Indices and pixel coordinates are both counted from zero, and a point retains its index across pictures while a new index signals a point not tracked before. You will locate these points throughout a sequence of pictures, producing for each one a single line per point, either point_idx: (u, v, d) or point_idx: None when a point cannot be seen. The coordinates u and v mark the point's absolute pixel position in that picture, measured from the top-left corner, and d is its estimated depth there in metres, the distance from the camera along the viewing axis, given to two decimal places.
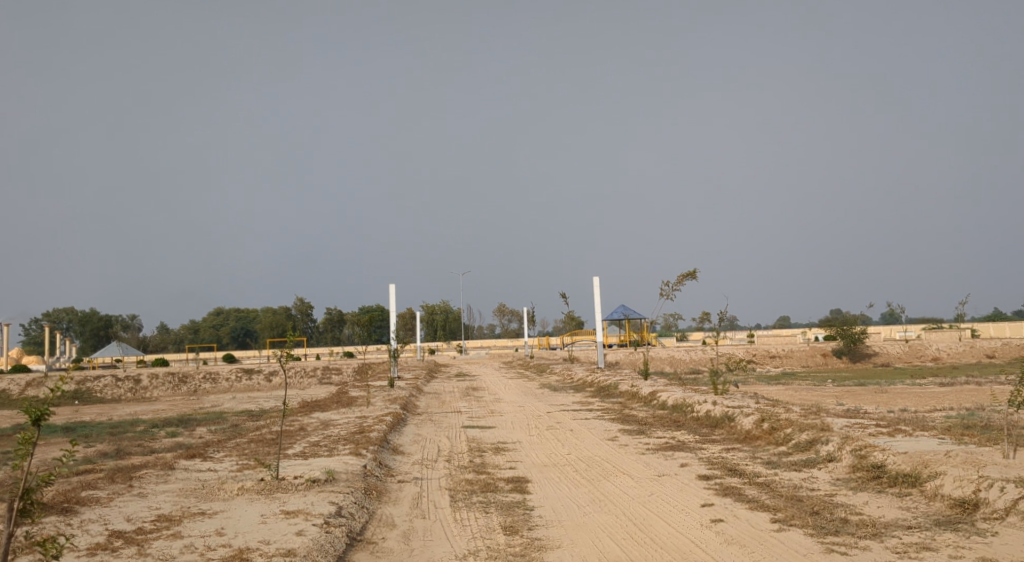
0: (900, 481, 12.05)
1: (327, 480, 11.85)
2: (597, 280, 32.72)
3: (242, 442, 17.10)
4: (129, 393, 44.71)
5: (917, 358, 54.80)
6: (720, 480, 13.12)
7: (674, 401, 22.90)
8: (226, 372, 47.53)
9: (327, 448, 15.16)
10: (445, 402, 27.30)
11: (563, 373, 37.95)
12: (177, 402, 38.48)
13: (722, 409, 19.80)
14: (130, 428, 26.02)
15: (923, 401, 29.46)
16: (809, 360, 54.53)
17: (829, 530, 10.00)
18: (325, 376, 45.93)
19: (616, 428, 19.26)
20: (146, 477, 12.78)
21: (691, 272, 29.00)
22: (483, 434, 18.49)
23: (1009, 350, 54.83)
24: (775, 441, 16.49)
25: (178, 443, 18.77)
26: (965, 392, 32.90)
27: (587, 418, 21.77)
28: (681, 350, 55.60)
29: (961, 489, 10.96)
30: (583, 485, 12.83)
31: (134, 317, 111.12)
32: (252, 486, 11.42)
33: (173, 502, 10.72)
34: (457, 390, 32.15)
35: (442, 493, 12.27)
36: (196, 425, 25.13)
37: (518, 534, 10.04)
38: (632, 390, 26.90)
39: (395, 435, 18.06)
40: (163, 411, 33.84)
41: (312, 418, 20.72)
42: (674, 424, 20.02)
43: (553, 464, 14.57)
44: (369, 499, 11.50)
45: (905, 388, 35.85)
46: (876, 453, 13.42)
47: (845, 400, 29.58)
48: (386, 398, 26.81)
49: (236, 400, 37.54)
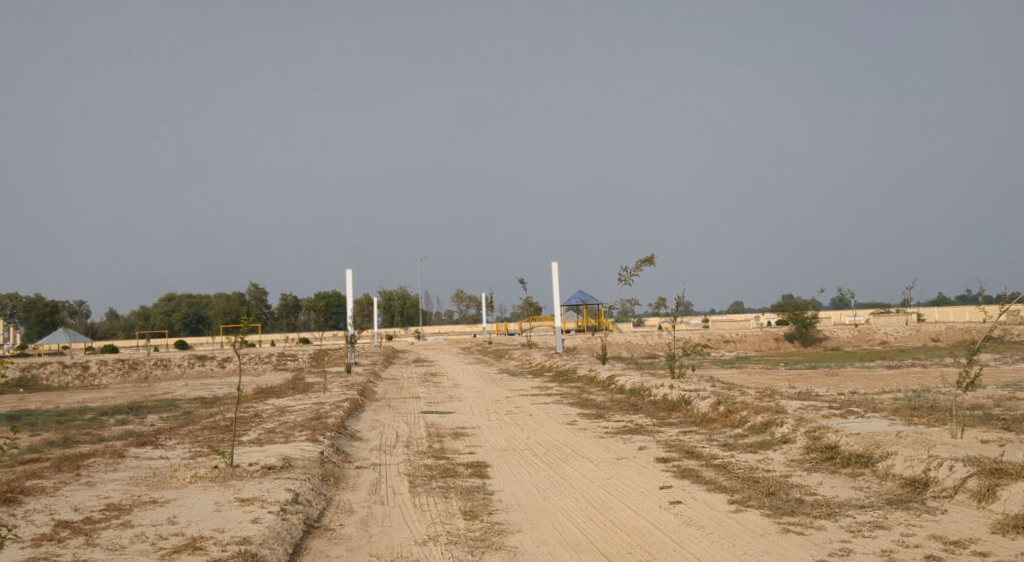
0: (853, 462, 12.23)
1: (284, 466, 11.71)
2: (555, 265, 32.80)
3: (195, 429, 16.84)
4: (78, 379, 43.95)
5: (866, 342, 55.85)
6: (678, 463, 13.21)
7: (631, 385, 23.05)
8: (178, 358, 46.92)
9: (283, 434, 15.00)
10: (402, 388, 27.22)
11: (521, 358, 38.01)
12: (127, 390, 37.91)
13: (679, 393, 19.98)
14: (79, 416, 25.55)
15: (873, 384, 30.06)
16: (762, 345, 55.29)
17: (785, 510, 10.11)
18: (280, 362, 45.52)
19: (574, 412, 19.32)
20: (94, 466, 12.51)
21: (648, 258, 29.14)
22: (441, 420, 18.43)
23: (954, 333, 56.06)
24: (731, 424, 16.66)
25: (129, 430, 18.45)
26: (912, 375, 33.62)
27: (545, 402, 21.83)
28: (637, 335, 56.02)
29: (912, 469, 11.16)
30: (543, 469, 12.83)
31: (82, 303, 108.93)
32: (206, 473, 11.24)
33: (123, 491, 10.50)
34: (415, 376, 32.08)
35: (400, 478, 12.18)
36: (148, 413, 24.75)
37: (478, 519, 10.00)
38: (590, 375, 27.04)
39: (352, 421, 17.92)
40: (113, 399, 33.26)
41: (267, 404, 20.52)
42: (631, 407, 20.17)
43: (512, 449, 14.57)
44: (327, 485, 11.38)
45: (855, 371, 36.49)
46: (830, 434, 13.61)
47: (798, 384, 30.07)
48: (342, 384, 26.64)
49: (189, 387, 37.06)
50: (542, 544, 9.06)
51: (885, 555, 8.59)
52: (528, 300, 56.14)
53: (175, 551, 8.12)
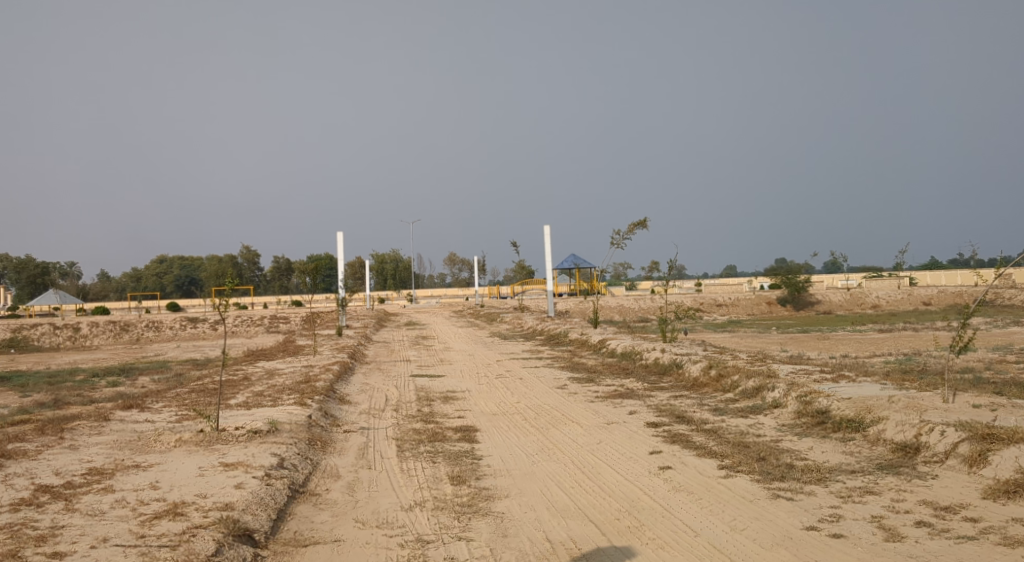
0: (844, 426, 12.15)
1: (270, 430, 11.58)
2: (547, 228, 32.60)
3: (182, 392, 16.66)
4: (68, 341, 43.76)
5: (858, 306, 55.88)
6: (668, 427, 13.13)
7: (623, 349, 22.95)
8: (170, 320, 46.72)
9: (271, 398, 14.88)
10: (393, 351, 27.15)
11: (513, 322, 37.94)
12: (119, 352, 37.76)
13: (671, 356, 19.89)
14: (69, 377, 25.41)
15: (864, 347, 30.09)
16: (754, 308, 55.27)
17: (775, 476, 10.02)
18: (272, 325, 45.37)
19: (565, 376, 19.23)
20: (78, 429, 12.35)
21: (642, 221, 28.91)
22: (431, 383, 18.35)
23: (946, 297, 56.08)
24: (723, 388, 16.59)
25: (118, 392, 18.32)
26: (904, 338, 33.65)
27: (536, 366, 21.76)
28: (630, 299, 56.01)
29: (903, 434, 11.07)
30: (532, 433, 12.74)
31: (73, 265, 108.27)
32: (191, 437, 11.10)
33: (106, 455, 10.37)
34: (407, 339, 31.98)
35: (388, 443, 12.07)
36: (138, 374, 24.67)
37: (465, 484, 9.89)
38: (582, 339, 26.97)
39: (341, 384, 17.82)
40: (103, 360, 33.13)
41: (257, 367, 20.41)
42: (623, 371, 20.11)
43: (502, 413, 14.46)
44: (313, 450, 11.27)
45: (847, 335, 36.47)
46: (821, 399, 13.52)
47: (789, 348, 30.05)
48: (333, 347, 26.57)
49: (180, 348, 36.91)
50: (529, 510, 8.96)
51: (875, 521, 8.50)
52: (521, 264, 55.91)
53: (156, 516, 7.99)
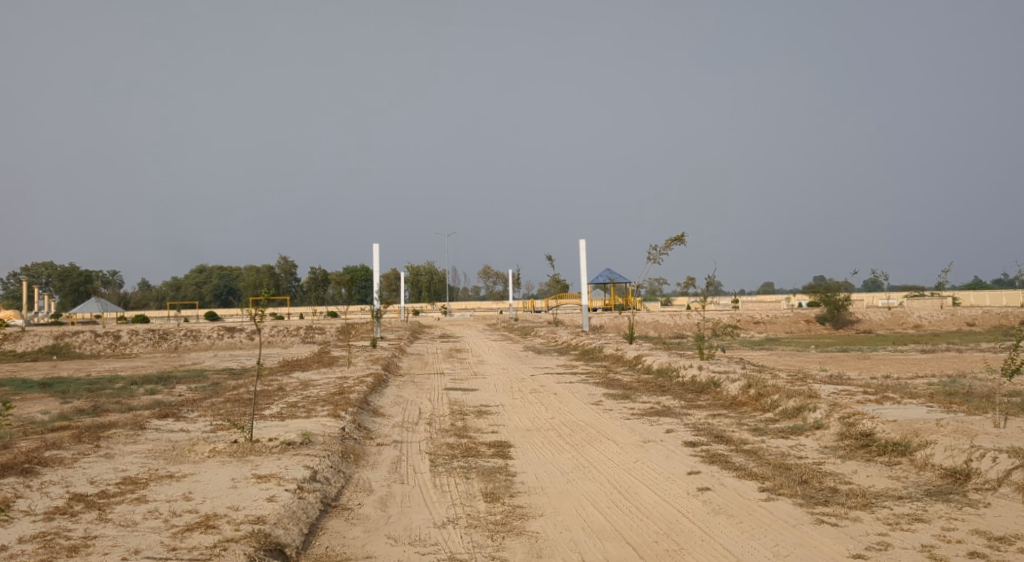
0: (889, 450, 11.82)
1: (304, 442, 11.48)
2: (583, 242, 32.39)
3: (218, 401, 16.66)
4: (109, 348, 44.28)
5: (898, 325, 54.90)
6: (706, 447, 12.85)
7: (659, 366, 22.64)
8: (208, 329, 47.13)
9: (305, 409, 14.81)
10: (427, 363, 27.06)
11: (548, 336, 37.75)
12: (157, 359, 38.15)
13: (708, 374, 19.56)
14: (108, 384, 25.64)
15: (906, 368, 29.47)
16: (793, 326, 54.47)
17: (818, 500, 9.73)
18: (308, 335, 45.56)
19: (600, 392, 18.97)
20: (114, 437, 12.36)
21: (679, 236, 28.58)
22: (465, 397, 18.21)
23: (990, 318, 54.86)
24: (762, 408, 16.25)
25: (155, 400, 18.40)
26: (947, 359, 32.93)
27: (571, 381, 21.53)
28: (666, 315, 55.53)
29: (952, 459, 10.72)
30: (566, 450, 12.52)
31: (115, 273, 109.89)
32: (225, 448, 11.03)
33: (140, 464, 10.34)
34: (441, 352, 31.91)
35: (422, 457, 11.93)
36: (175, 383, 24.82)
37: (498, 501, 9.71)
38: (618, 354, 26.68)
39: (375, 396, 17.73)
40: (142, 368, 33.48)
41: (292, 378, 20.43)
42: (659, 388, 19.83)
43: (536, 429, 14.26)
44: (346, 463, 11.16)
45: (888, 355, 35.73)
46: (865, 421, 13.16)
47: (829, 367, 29.50)
48: (368, 359, 26.54)
49: (217, 357, 37.11)
50: (564, 530, 8.76)
51: (925, 551, 8.19)
52: (556, 278, 55.72)
53: (188, 528, 7.91)
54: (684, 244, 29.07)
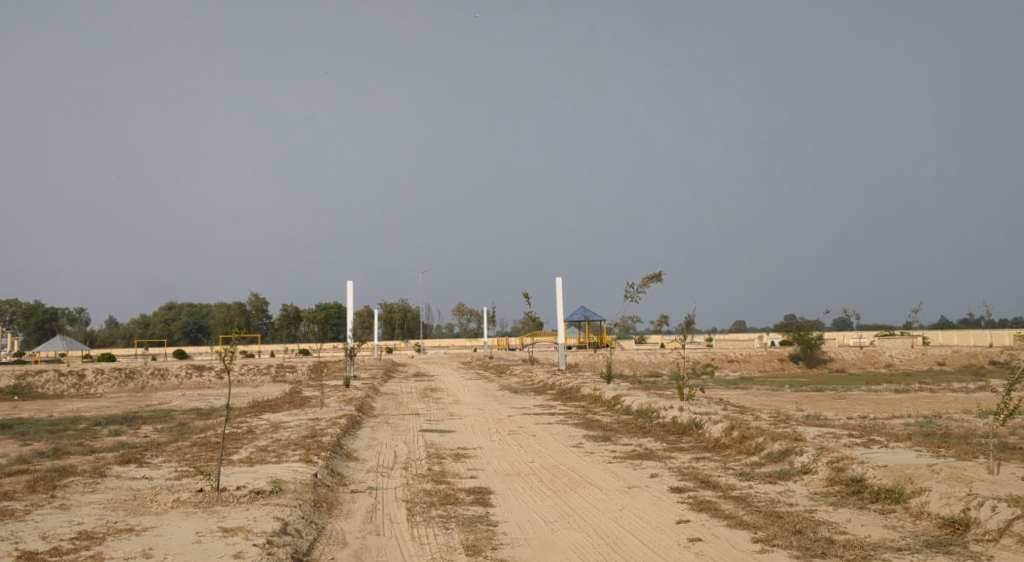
0: (882, 497, 11.45)
1: (274, 490, 10.89)
2: (559, 280, 32.05)
3: (184, 445, 15.95)
4: (73, 388, 43.06)
5: (870, 364, 54.92)
6: (694, 493, 12.42)
7: (639, 406, 22.17)
8: (176, 368, 46.09)
9: (275, 453, 14.22)
10: (402, 404, 26.43)
11: (523, 374, 37.19)
12: (123, 399, 37.18)
13: (690, 416, 19.11)
14: (72, 425, 24.77)
15: (882, 407, 29.27)
16: (766, 365, 54.40)
17: (815, 552, 9.32)
18: (279, 374, 44.69)
19: (580, 433, 18.49)
20: (72, 486, 11.70)
21: (657, 274, 28.32)
22: (441, 439, 17.68)
23: (961, 357, 55.13)
24: (746, 450, 15.85)
25: (120, 443, 17.67)
26: (922, 399, 32.76)
27: (549, 422, 20.99)
28: (640, 353, 55.28)
29: (949, 507, 10.38)
30: (549, 497, 12.04)
31: (82, 310, 108.30)
32: (189, 497, 10.45)
33: (98, 517, 9.74)
34: (415, 391, 31.28)
35: (398, 505, 11.36)
36: (141, 424, 24.00)
37: (480, 555, 9.19)
38: (595, 394, 26.19)
39: (348, 439, 17.15)
40: (108, 408, 32.56)
41: (262, 419, 19.72)
42: (640, 429, 19.39)
43: (516, 473, 13.75)
44: (319, 513, 10.59)
45: (863, 395, 35.54)
46: (855, 465, 12.81)
47: (805, 407, 29.23)
48: (341, 399, 25.83)
49: (186, 397, 36.16)
50: None
51: None
52: (530, 316, 55.38)
53: None
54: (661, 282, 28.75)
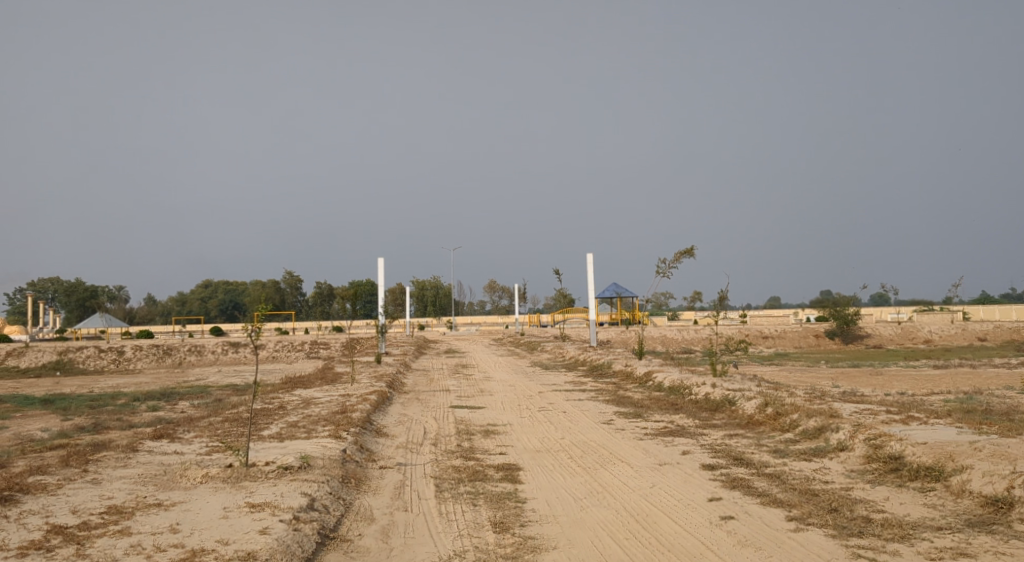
0: (922, 475, 11.17)
1: (302, 466, 10.85)
2: (591, 256, 31.80)
3: (215, 420, 15.98)
4: (113, 363, 43.67)
5: (908, 340, 54.05)
6: (726, 470, 12.19)
7: (671, 383, 21.92)
8: (212, 344, 46.62)
9: (305, 429, 14.20)
10: (433, 380, 26.41)
11: (555, 351, 37.11)
12: (161, 375, 37.61)
13: (723, 392, 18.83)
14: (110, 400, 25.06)
15: (921, 384, 28.73)
16: (802, 342, 53.79)
17: (852, 531, 9.09)
18: (313, 351, 45.01)
19: (611, 410, 18.28)
20: (104, 460, 11.75)
21: (689, 249, 27.95)
22: (471, 415, 17.58)
23: (1001, 333, 54.07)
24: (781, 427, 15.56)
25: (156, 417, 17.82)
26: (962, 375, 32.10)
27: (580, 398, 20.83)
28: (673, 329, 54.92)
29: (992, 486, 10.15)
30: (579, 474, 11.89)
31: (121, 288, 109.98)
32: (218, 473, 10.43)
33: (128, 491, 9.76)
34: (447, 367, 31.30)
35: (426, 481, 11.27)
36: (178, 399, 24.22)
37: (508, 532, 9.07)
38: (627, 370, 26.01)
39: (378, 415, 17.11)
40: (145, 384, 32.96)
41: (294, 395, 19.75)
42: (671, 406, 19.16)
43: (546, 450, 13.61)
44: (347, 488, 10.54)
45: (901, 371, 34.93)
46: (893, 442, 12.51)
47: (842, 383, 28.80)
48: (372, 375, 25.88)
49: (222, 373, 36.46)
50: None
51: None
52: (562, 292, 55.23)
53: None
54: (694, 258, 28.37)
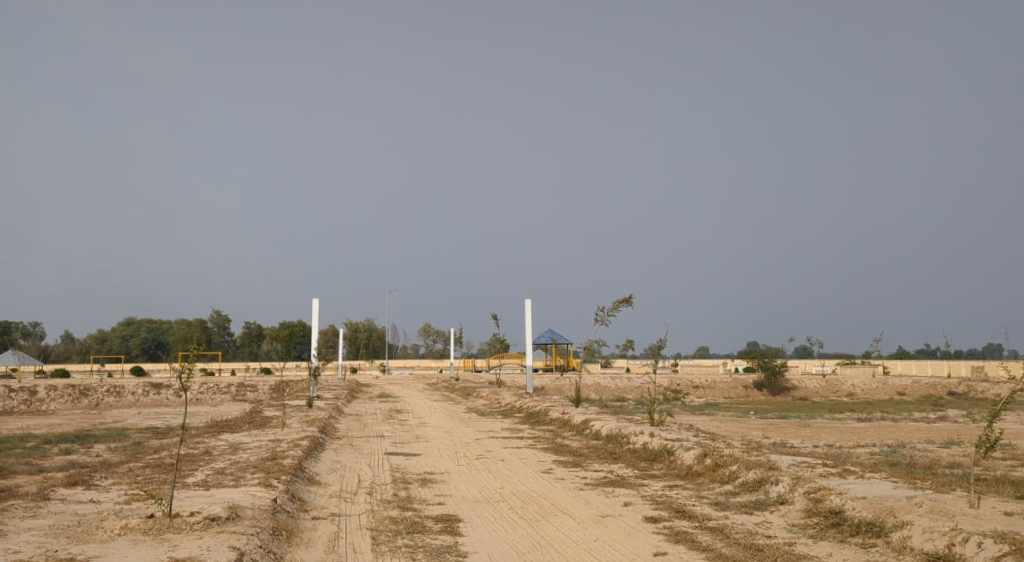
0: (863, 530, 11.13)
1: (230, 517, 10.30)
2: (529, 302, 31.64)
3: (135, 466, 15.19)
4: (24, 404, 41.67)
5: (833, 393, 54.96)
6: (670, 524, 11.99)
7: (609, 432, 21.71)
8: (132, 385, 44.92)
9: (233, 477, 13.59)
10: (366, 425, 25.75)
11: (489, 397, 36.64)
12: (76, 417, 35.95)
13: (661, 442, 18.66)
14: (20, 443, 23.78)
15: (848, 437, 29.12)
16: (732, 393, 54.29)
17: None
18: (239, 394, 43.71)
19: (549, 459, 17.99)
20: (11, 510, 10.98)
21: (627, 297, 28.03)
22: (407, 462, 17.10)
23: (920, 387, 55.35)
24: (720, 479, 15.46)
25: (71, 462, 16.89)
26: (885, 428, 32.64)
27: (518, 446, 20.49)
28: (607, 377, 54.98)
29: (932, 542, 10.20)
30: (520, 526, 11.56)
31: (37, 325, 106.06)
32: (139, 524, 9.83)
33: (37, 545, 9.10)
34: (379, 413, 30.61)
35: (362, 534, 10.82)
36: (94, 442, 23.09)
37: None
38: (563, 418, 25.75)
39: (309, 462, 16.51)
40: (59, 426, 31.45)
41: (220, 439, 19.00)
42: (610, 456, 18.93)
43: (485, 501, 13.24)
44: (277, 541, 10.03)
45: (827, 423, 35.37)
46: (833, 497, 12.47)
47: (772, 434, 28.97)
48: (302, 419, 25.12)
49: (141, 416, 35.02)
50: None
51: None
52: (497, 338, 54.91)
53: None
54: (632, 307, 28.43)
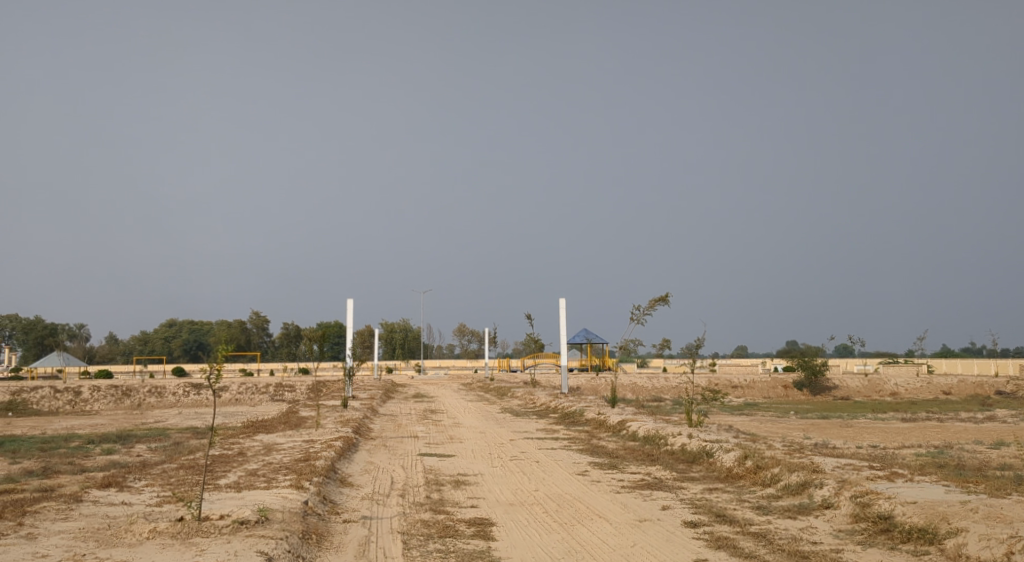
0: (914, 537, 10.67)
1: (259, 520, 10.11)
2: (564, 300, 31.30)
3: (170, 467, 15.11)
4: (68, 405, 42.17)
5: (875, 392, 53.91)
6: (710, 528, 11.60)
7: (645, 432, 21.30)
8: (173, 385, 45.33)
9: (265, 478, 13.43)
10: (400, 426, 25.65)
11: (524, 397, 36.39)
12: (118, 417, 36.29)
13: (700, 443, 18.21)
14: (64, 443, 23.99)
15: (892, 437, 28.43)
16: (771, 392, 53.48)
17: None
18: (277, 394, 43.89)
19: (585, 460, 17.64)
20: (42, 512, 10.88)
21: (663, 295, 27.59)
22: (441, 464, 16.86)
23: (965, 387, 54.08)
24: (762, 482, 14.99)
25: (109, 462, 16.90)
26: (931, 429, 31.85)
27: (553, 447, 20.14)
28: (644, 377, 54.45)
29: (989, 551, 9.76)
30: (555, 530, 11.25)
31: (81, 325, 107.89)
32: (167, 528, 9.67)
33: (65, 548, 8.98)
34: (414, 413, 30.49)
35: (394, 538, 10.57)
36: (135, 442, 23.17)
37: None
38: (598, 419, 25.39)
39: (343, 463, 16.33)
40: (101, 426, 31.70)
41: (255, 440, 18.87)
42: (647, 457, 18.52)
43: (520, 503, 12.95)
44: (307, 546, 9.81)
45: (870, 423, 34.65)
46: (882, 501, 11.97)
47: (814, 435, 28.35)
48: (338, 419, 25.05)
49: (182, 416, 35.26)
50: None
51: None
52: (532, 338, 54.66)
53: None
54: (669, 305, 27.99)
